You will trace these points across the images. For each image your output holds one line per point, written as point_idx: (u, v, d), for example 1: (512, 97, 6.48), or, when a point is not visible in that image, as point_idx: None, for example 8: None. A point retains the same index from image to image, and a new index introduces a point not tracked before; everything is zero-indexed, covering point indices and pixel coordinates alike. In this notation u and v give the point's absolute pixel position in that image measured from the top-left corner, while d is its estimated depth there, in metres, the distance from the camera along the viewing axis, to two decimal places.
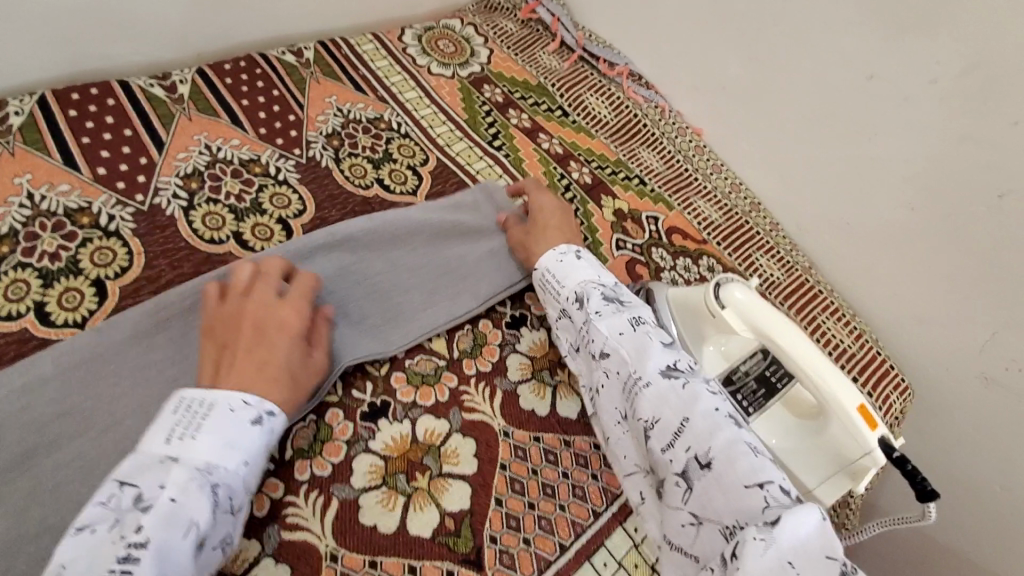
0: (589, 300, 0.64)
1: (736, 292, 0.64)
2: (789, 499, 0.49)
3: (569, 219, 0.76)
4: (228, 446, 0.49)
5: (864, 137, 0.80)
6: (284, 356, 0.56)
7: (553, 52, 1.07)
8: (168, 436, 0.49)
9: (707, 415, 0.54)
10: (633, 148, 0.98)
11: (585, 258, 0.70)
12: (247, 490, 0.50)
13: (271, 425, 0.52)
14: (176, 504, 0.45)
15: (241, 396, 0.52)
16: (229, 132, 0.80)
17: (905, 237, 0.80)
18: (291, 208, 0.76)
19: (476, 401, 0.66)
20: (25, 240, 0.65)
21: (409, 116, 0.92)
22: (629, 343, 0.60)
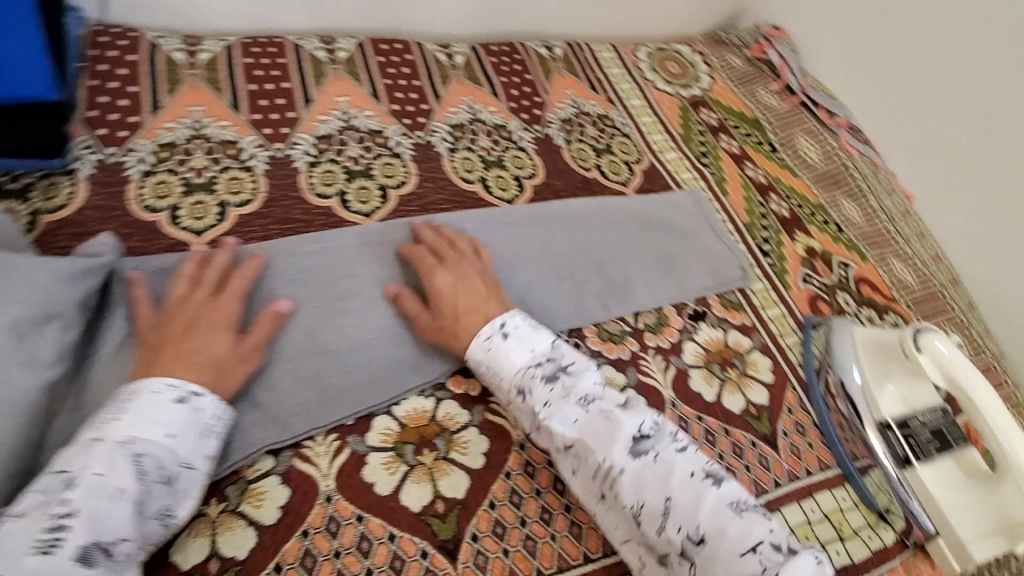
0: (533, 394, 0.60)
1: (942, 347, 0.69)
2: (780, 555, 0.51)
3: (471, 289, 0.66)
4: (151, 423, 0.49)
5: None
6: (208, 347, 0.55)
7: (774, 91, 1.12)
8: (94, 420, 0.49)
9: (686, 484, 0.54)
10: (835, 196, 1.00)
11: (512, 333, 0.63)
12: (182, 462, 0.50)
13: (196, 404, 0.52)
14: (99, 479, 0.45)
15: (167, 380, 0.51)
16: (488, 99, 0.96)
17: None
18: (526, 170, 0.88)
19: (651, 367, 0.71)
20: (337, 143, 0.83)
21: (632, 119, 1.01)
22: (588, 428, 0.57)
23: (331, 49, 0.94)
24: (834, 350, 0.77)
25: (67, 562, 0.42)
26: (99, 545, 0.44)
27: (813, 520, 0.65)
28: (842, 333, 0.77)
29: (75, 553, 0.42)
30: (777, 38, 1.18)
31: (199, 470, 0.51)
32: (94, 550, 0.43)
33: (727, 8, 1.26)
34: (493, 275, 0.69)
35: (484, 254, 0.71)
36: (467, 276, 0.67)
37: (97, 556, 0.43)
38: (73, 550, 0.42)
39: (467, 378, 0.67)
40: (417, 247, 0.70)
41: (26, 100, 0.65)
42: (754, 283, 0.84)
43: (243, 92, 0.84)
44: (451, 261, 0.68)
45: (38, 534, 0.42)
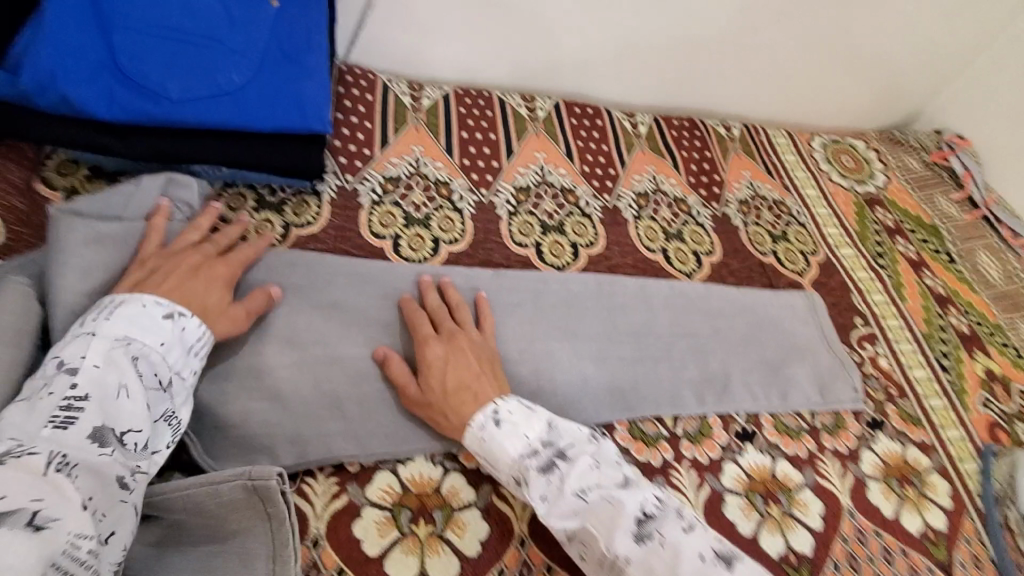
0: (529, 482, 0.57)
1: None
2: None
3: (461, 366, 0.64)
4: (142, 329, 0.53)
5: None
6: (204, 295, 0.60)
7: (954, 200, 1.09)
8: (83, 322, 0.52)
9: (697, 570, 0.51)
10: (1015, 319, 0.95)
11: (504, 421, 0.60)
12: (174, 370, 0.54)
13: (185, 319, 0.57)
14: (101, 368, 0.49)
15: (156, 298, 0.56)
16: (670, 172, 1.00)
17: None
18: (704, 247, 0.90)
19: (828, 471, 0.70)
20: (535, 197, 0.89)
21: (807, 208, 1.01)
22: (589, 514, 0.55)
23: (531, 108, 1.02)
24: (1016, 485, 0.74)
25: (83, 438, 0.45)
26: (112, 429, 0.47)
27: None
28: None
29: (90, 432, 0.45)
30: (960, 146, 1.16)
31: (187, 380, 0.56)
32: (107, 432, 0.46)
33: (903, 108, 1.26)
34: (489, 349, 0.68)
35: (488, 325, 0.70)
36: (461, 347, 0.65)
37: (110, 439, 0.46)
38: (89, 428, 0.45)
39: (648, 445, 0.68)
40: (418, 312, 0.69)
41: (299, 130, 0.74)
42: (933, 400, 0.81)
43: (456, 139, 0.93)
44: (447, 333, 0.67)
45: (53, 411, 0.45)
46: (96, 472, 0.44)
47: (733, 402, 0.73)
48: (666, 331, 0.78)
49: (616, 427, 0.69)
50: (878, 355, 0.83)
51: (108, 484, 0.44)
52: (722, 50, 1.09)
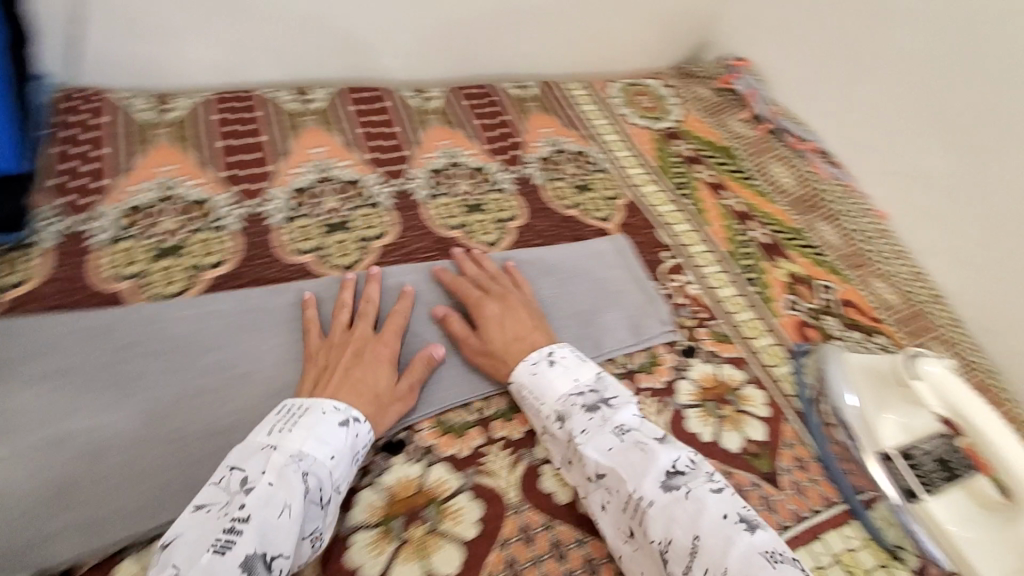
0: (570, 419, 0.60)
1: (931, 368, 0.65)
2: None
3: (517, 319, 0.69)
4: (316, 441, 0.53)
5: None
6: (373, 380, 0.61)
7: (743, 120, 1.16)
8: (270, 429, 0.54)
9: (717, 525, 0.50)
10: (812, 220, 1.01)
11: (558, 362, 0.64)
12: (335, 486, 0.53)
13: (357, 429, 0.56)
14: (271, 486, 0.49)
15: (333, 404, 0.57)
16: (466, 143, 0.95)
17: None
18: (507, 212, 0.87)
19: (647, 412, 0.69)
20: (313, 196, 0.80)
21: (608, 154, 1.03)
22: (620, 458, 0.56)
23: (302, 100, 0.93)
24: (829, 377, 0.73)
25: (231, 568, 0.44)
26: (263, 555, 0.46)
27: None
28: (833, 358, 0.75)
29: (242, 560, 0.45)
30: (742, 69, 1.22)
31: (342, 494, 0.54)
32: (256, 562, 0.45)
33: (691, 42, 1.31)
34: (536, 307, 0.72)
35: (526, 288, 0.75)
36: (508, 309, 0.70)
37: (259, 568, 0.45)
38: (241, 556, 0.45)
39: (456, 436, 0.64)
40: (459, 279, 0.74)
41: None
42: (741, 314, 0.85)
43: (215, 149, 0.82)
44: (497, 292, 0.72)
45: (217, 535, 0.46)
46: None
47: None
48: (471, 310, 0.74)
49: (420, 426, 0.64)
50: (687, 284, 0.86)
51: None
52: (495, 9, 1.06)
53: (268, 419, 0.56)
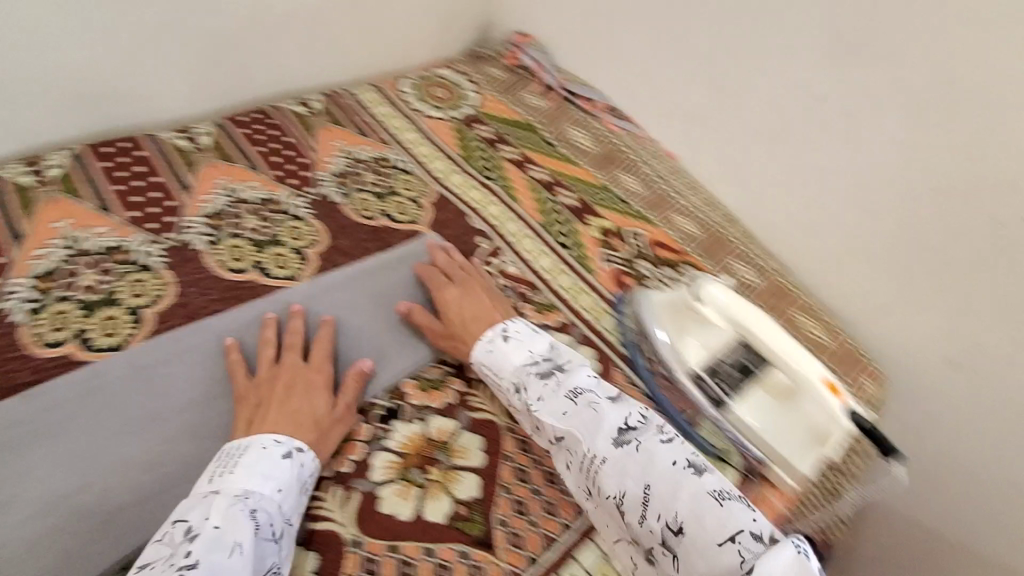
0: (527, 388, 0.66)
1: (709, 291, 0.73)
2: (761, 541, 0.52)
3: (477, 302, 0.75)
4: (261, 477, 0.54)
5: (803, 150, 0.92)
6: (310, 408, 0.62)
7: (535, 93, 1.19)
8: (212, 476, 0.55)
9: (667, 474, 0.57)
10: (614, 173, 1.07)
11: (512, 336, 0.71)
12: (286, 519, 0.54)
13: (301, 459, 0.58)
14: (218, 529, 0.50)
15: (275, 438, 0.58)
16: (248, 175, 0.90)
17: (846, 233, 0.91)
18: (306, 240, 0.82)
19: (481, 401, 0.71)
20: (67, 277, 0.71)
21: (408, 153, 1.01)
22: (574, 420, 0.62)
23: (38, 170, 0.82)
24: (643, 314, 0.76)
25: None
26: None
27: (608, 551, 0.63)
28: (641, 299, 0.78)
29: None
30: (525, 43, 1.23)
31: (293, 527, 0.55)
32: None
33: (474, 24, 1.32)
34: (496, 292, 0.79)
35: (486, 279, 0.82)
36: (460, 298, 0.75)
37: None
38: None
39: None
40: (432, 272, 0.80)
41: None
42: (561, 279, 0.88)
43: None
44: (460, 280, 0.78)
45: None
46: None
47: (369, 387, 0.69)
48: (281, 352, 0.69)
49: None
50: (505, 264, 0.87)
51: None
52: (243, 27, 0.99)
53: (210, 467, 0.56)
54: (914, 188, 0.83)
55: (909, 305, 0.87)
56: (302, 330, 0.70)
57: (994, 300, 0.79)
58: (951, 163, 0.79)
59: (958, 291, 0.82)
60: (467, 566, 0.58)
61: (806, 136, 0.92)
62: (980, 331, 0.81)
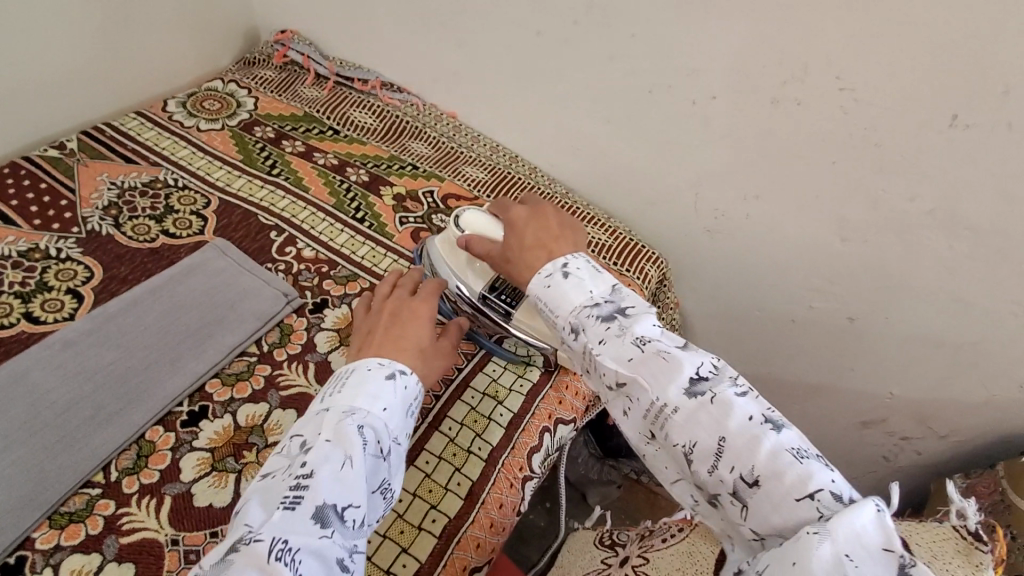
0: (586, 328, 0.59)
1: (469, 215, 0.80)
2: (844, 502, 0.46)
3: (544, 226, 0.71)
4: (368, 397, 0.57)
5: (547, 82, 1.02)
6: (417, 336, 0.67)
7: (311, 85, 1.21)
8: (323, 398, 0.58)
9: (743, 427, 0.50)
10: (403, 142, 1.14)
11: (572, 273, 0.63)
12: (392, 438, 0.57)
13: (403, 382, 0.61)
14: (329, 443, 0.52)
15: (376, 362, 0.61)
16: (1, 231, 0.85)
17: (603, 147, 1.03)
18: (78, 278, 0.80)
19: (292, 377, 0.74)
20: None
21: (184, 170, 0.99)
22: (643, 366, 0.55)
23: None
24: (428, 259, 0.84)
25: (308, 517, 0.48)
26: (334, 506, 0.49)
27: (430, 471, 0.68)
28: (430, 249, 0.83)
29: (314, 511, 0.48)
30: (288, 39, 1.23)
31: (400, 447, 0.58)
32: (328, 511, 0.49)
33: (238, 28, 1.28)
34: (571, 223, 0.74)
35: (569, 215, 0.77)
36: (526, 227, 0.71)
37: (332, 517, 0.49)
38: (312, 508, 0.48)
39: (83, 520, 0.61)
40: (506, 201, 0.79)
41: None
42: (360, 250, 0.92)
43: None
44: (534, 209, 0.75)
45: (286, 493, 0.49)
46: (320, 555, 0.47)
47: (168, 396, 0.70)
48: (65, 392, 0.68)
49: (35, 535, 0.59)
50: (302, 250, 0.90)
51: (330, 565, 0.47)
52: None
53: (321, 391, 0.59)
54: (633, 91, 0.94)
55: (666, 192, 1.01)
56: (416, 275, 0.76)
57: (718, 169, 0.94)
58: (651, 64, 0.90)
59: (691, 169, 0.96)
60: None
61: (544, 68, 1.00)
62: (716, 197, 0.96)
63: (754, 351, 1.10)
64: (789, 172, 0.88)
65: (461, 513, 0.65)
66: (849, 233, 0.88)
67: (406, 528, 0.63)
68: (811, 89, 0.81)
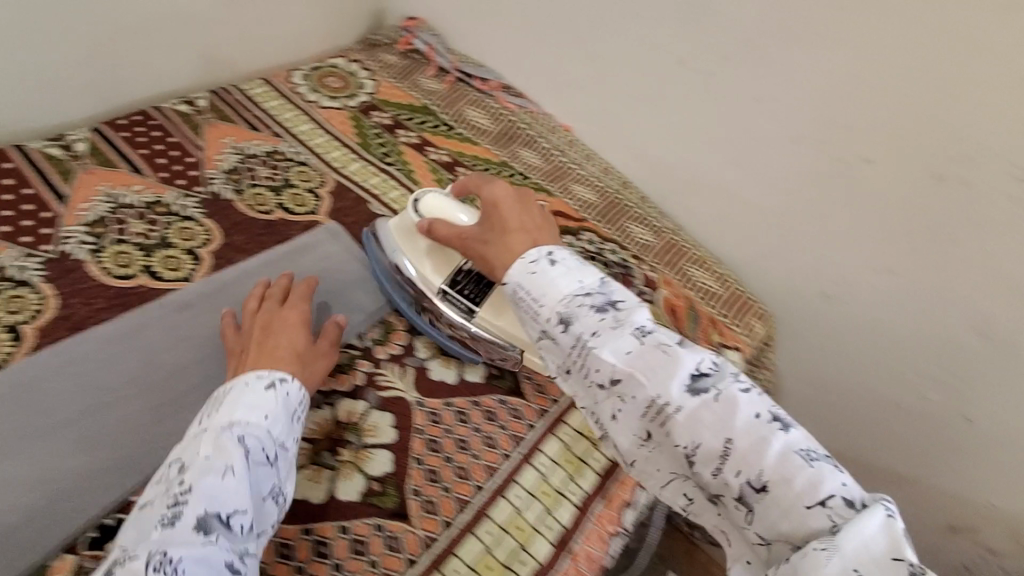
0: (576, 321, 0.53)
1: (429, 199, 0.76)
2: (855, 509, 0.42)
3: (527, 215, 0.65)
4: (246, 408, 0.55)
5: (678, 114, 0.98)
6: (291, 342, 0.65)
7: (431, 77, 1.19)
8: (200, 417, 0.55)
9: (749, 428, 0.45)
10: (514, 149, 1.10)
11: (559, 261, 0.57)
12: (278, 443, 0.55)
13: (284, 388, 0.59)
14: (208, 457, 0.51)
15: (255, 374, 0.59)
16: (130, 179, 0.86)
17: (726, 189, 0.98)
18: (198, 239, 0.81)
19: (390, 379, 0.73)
20: None
21: (303, 145, 1.00)
22: (640, 361, 0.50)
23: None
24: (380, 240, 0.81)
25: (187, 531, 0.47)
26: (216, 516, 0.48)
27: (520, 507, 0.66)
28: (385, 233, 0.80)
29: (195, 523, 0.47)
30: (416, 26, 1.23)
31: (290, 451, 0.56)
32: (210, 521, 0.47)
33: (367, 9, 1.29)
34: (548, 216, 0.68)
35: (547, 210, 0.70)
36: (510, 210, 0.65)
37: (215, 525, 0.48)
38: (193, 520, 0.47)
39: None
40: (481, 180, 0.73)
41: None
42: None
43: None
44: (516, 195, 0.68)
45: (163, 513, 0.48)
46: (204, 563, 0.46)
47: None
48: (178, 354, 0.69)
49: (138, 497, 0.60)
50: None
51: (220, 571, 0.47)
52: (104, 22, 0.92)
53: (200, 411, 0.57)
54: (776, 138, 0.89)
55: (786, 247, 0.96)
56: (285, 283, 0.73)
57: (852, 235, 0.88)
58: (800, 116, 0.86)
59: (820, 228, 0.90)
60: (381, 538, 0.60)
61: (681, 99, 0.96)
62: (842, 262, 0.91)
63: (846, 429, 1.03)
64: (934, 253, 0.82)
65: (551, 560, 0.64)
66: (991, 330, 0.81)
67: (493, 564, 0.61)
68: (983, 171, 0.74)
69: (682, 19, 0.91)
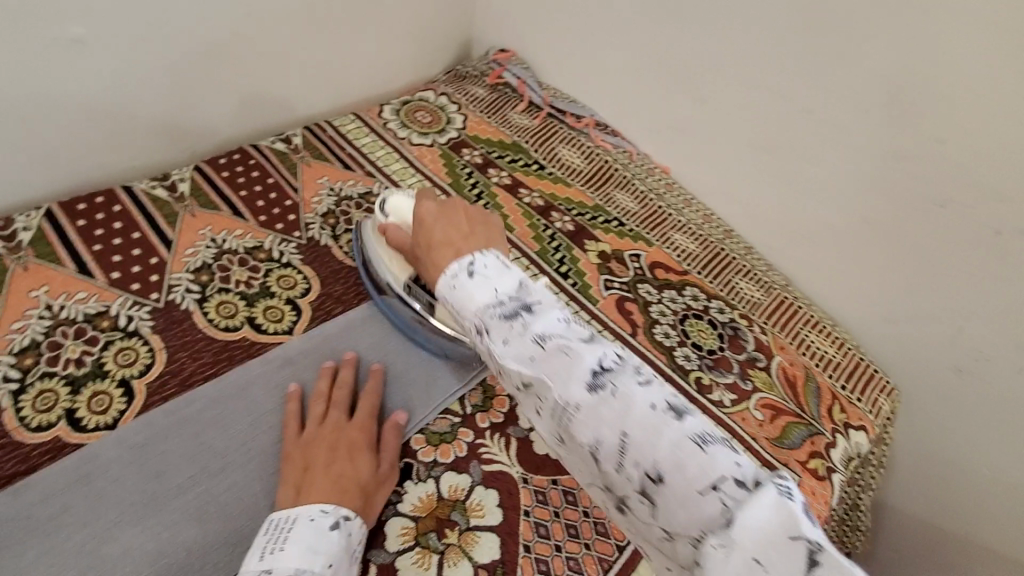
0: (489, 334, 0.45)
1: (394, 200, 0.72)
2: (749, 489, 0.36)
3: (456, 224, 0.55)
4: (312, 552, 0.51)
5: (798, 166, 0.90)
6: (355, 472, 0.59)
7: (522, 112, 1.15)
8: (261, 553, 0.51)
9: (645, 418, 0.39)
10: (609, 192, 1.05)
11: (477, 272, 0.48)
12: None
13: (348, 529, 0.55)
14: None
15: (320, 508, 0.55)
16: (231, 222, 0.86)
17: (850, 247, 0.89)
18: (297, 289, 0.80)
19: (493, 451, 0.69)
20: (48, 350, 0.68)
21: (395, 186, 0.98)
22: (545, 364, 0.42)
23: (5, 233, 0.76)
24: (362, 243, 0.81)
25: None
26: None
27: None
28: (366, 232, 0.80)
29: None
30: (507, 60, 1.19)
31: None
32: None
33: (457, 40, 1.26)
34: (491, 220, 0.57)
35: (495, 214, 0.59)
36: (435, 221, 0.56)
37: None
38: None
39: None
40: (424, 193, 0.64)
41: None
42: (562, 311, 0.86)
43: None
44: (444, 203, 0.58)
45: None
46: None
47: None
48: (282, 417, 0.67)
49: None
50: None
51: None
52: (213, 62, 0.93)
53: (256, 546, 0.52)
54: (917, 199, 0.80)
55: (917, 315, 0.86)
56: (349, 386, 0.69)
57: (1003, 309, 0.78)
58: (950, 178, 0.77)
59: (961, 299, 0.81)
60: None
61: (803, 150, 0.88)
62: (988, 340, 0.80)
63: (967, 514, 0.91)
64: None
65: None
66: None
67: None
68: None
69: (817, 66, 0.83)
